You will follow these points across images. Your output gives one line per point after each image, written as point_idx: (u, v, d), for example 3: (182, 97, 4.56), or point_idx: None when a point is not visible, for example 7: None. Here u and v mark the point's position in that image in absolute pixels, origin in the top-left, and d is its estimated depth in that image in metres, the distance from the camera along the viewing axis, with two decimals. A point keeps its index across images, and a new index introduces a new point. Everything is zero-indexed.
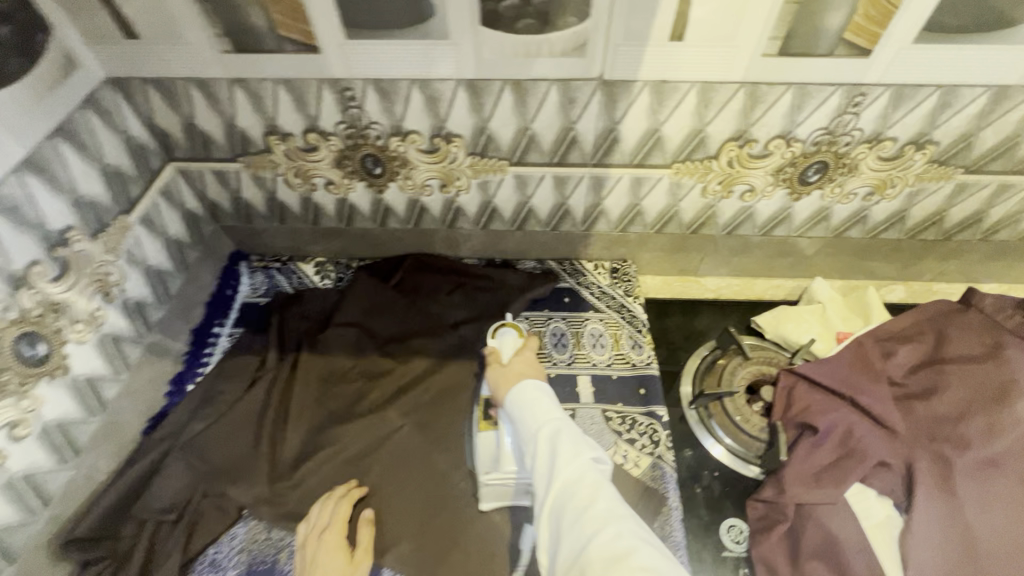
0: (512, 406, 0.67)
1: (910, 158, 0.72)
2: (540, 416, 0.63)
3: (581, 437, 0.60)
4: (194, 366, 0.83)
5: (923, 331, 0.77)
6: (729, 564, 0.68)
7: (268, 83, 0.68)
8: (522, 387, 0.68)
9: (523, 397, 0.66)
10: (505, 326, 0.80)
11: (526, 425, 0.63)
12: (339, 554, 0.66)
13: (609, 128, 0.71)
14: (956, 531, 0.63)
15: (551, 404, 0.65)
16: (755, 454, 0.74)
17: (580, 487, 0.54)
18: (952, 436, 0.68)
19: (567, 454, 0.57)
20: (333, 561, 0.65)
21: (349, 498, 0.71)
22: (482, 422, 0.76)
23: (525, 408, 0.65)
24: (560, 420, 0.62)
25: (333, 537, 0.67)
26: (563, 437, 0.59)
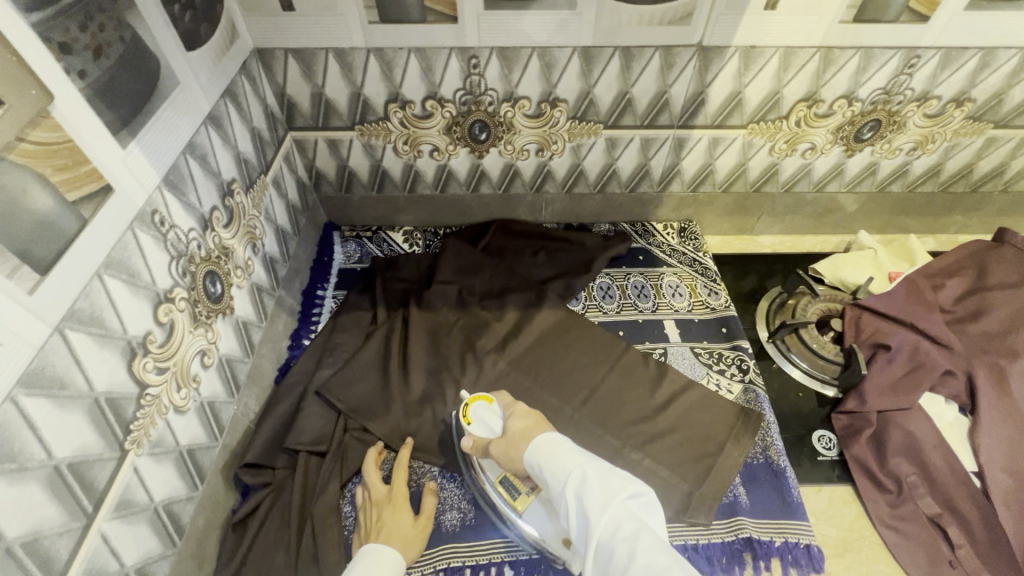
0: (528, 461, 0.61)
1: (950, 115, 0.84)
2: (559, 466, 0.57)
3: (608, 482, 0.54)
4: (308, 323, 0.90)
5: (964, 266, 0.89)
6: (823, 467, 0.78)
7: (402, 51, 0.75)
8: (535, 443, 0.61)
9: (537, 450, 0.60)
10: (470, 403, 0.73)
11: (547, 479, 0.58)
12: (404, 514, 0.68)
13: (698, 91, 0.81)
14: (1015, 424, 0.74)
15: (569, 451, 0.58)
16: (831, 375, 0.85)
17: (618, 544, 0.49)
18: (1003, 348, 0.79)
19: (596, 510, 0.52)
20: (400, 519, 0.68)
21: (403, 460, 0.74)
22: (517, 500, 0.67)
23: (543, 461, 0.59)
24: (583, 467, 0.56)
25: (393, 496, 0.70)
26: (589, 489, 0.54)
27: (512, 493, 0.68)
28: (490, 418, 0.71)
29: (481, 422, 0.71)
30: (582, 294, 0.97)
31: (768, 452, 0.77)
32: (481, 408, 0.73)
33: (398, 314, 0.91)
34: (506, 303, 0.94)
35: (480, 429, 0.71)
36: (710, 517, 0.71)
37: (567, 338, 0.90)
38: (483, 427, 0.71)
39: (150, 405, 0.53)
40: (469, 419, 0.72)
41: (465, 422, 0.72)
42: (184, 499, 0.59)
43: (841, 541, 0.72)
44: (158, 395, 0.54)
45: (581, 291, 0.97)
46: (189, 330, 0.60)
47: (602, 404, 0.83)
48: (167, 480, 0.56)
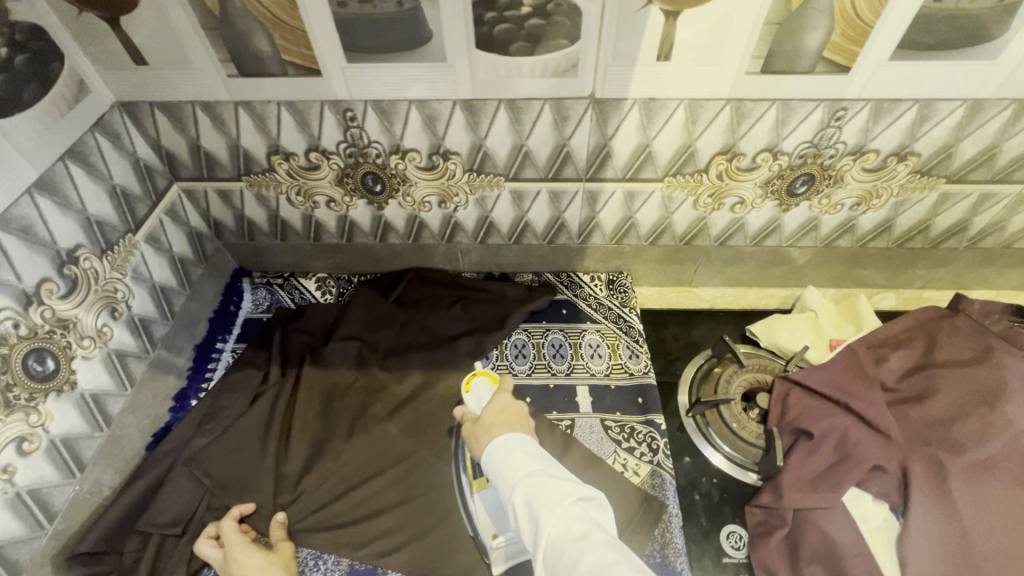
0: (486, 465, 0.59)
1: (893, 170, 0.75)
2: (511, 470, 0.56)
3: (557, 483, 0.52)
4: (198, 381, 0.84)
5: (913, 337, 0.80)
6: (729, 570, 0.69)
7: (271, 104, 0.70)
8: (493, 445, 0.60)
9: (494, 454, 0.59)
10: (476, 375, 0.72)
11: (500, 483, 0.56)
12: (254, 551, 0.66)
13: (601, 144, 0.73)
14: (953, 536, 0.63)
15: (525, 456, 0.57)
16: (753, 461, 0.76)
17: (567, 543, 0.47)
18: (946, 440, 0.69)
19: (546, 511, 0.50)
20: (250, 557, 0.65)
21: (230, 515, 0.70)
22: (473, 480, 0.71)
23: (497, 464, 0.57)
24: (534, 472, 0.54)
25: (248, 549, 0.66)
26: (539, 493, 0.52)
27: (474, 471, 0.71)
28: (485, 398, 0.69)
29: (476, 397, 0.69)
30: (493, 352, 0.89)
31: (666, 551, 0.69)
32: (483, 383, 0.71)
33: (292, 373, 0.85)
34: (408, 364, 0.87)
35: (470, 403, 0.70)
36: None
37: None
38: (474, 402, 0.69)
39: None
40: (469, 388, 0.70)
41: (465, 389, 0.71)
42: None
43: None
44: None
45: (493, 349, 0.89)
46: None
47: None
48: None
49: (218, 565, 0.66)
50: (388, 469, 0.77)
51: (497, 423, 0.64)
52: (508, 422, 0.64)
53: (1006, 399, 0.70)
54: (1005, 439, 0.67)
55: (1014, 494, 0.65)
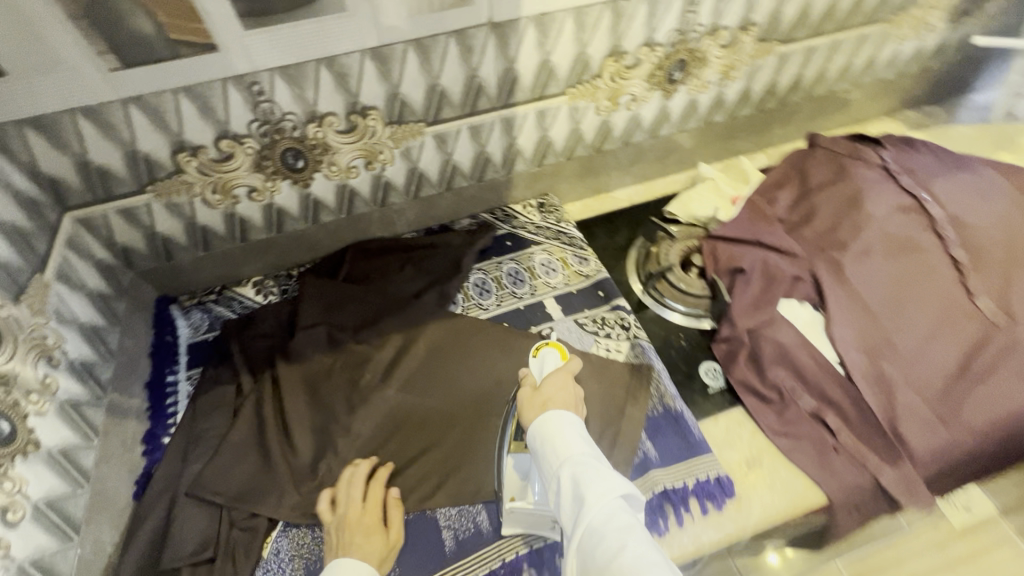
0: (534, 438, 0.63)
1: (741, 42, 0.89)
2: (561, 451, 0.59)
3: (606, 474, 0.56)
4: (163, 419, 0.78)
5: (790, 176, 0.97)
6: (715, 398, 0.81)
7: (167, 94, 0.65)
8: (547, 417, 0.63)
9: (544, 430, 0.62)
10: (549, 345, 0.76)
11: (547, 461, 0.60)
12: (375, 535, 0.67)
13: (507, 68, 0.78)
14: (857, 306, 0.82)
15: (576, 439, 0.60)
16: (704, 309, 0.89)
17: (607, 530, 0.51)
18: (834, 242, 0.87)
19: (594, 496, 0.54)
20: (370, 541, 0.66)
21: (376, 481, 0.72)
22: (513, 442, 0.73)
23: (547, 442, 0.61)
24: (585, 457, 0.58)
25: (364, 525, 0.67)
26: (588, 477, 0.56)
27: (517, 434, 0.73)
28: (547, 366, 0.73)
29: (544, 361, 0.73)
30: (459, 296, 0.92)
31: (665, 399, 0.79)
32: (552, 354, 0.75)
33: (265, 375, 0.82)
34: (382, 331, 0.87)
35: (535, 368, 0.74)
36: None
37: (454, 344, 0.86)
38: (537, 367, 0.73)
39: None
40: (536, 353, 0.75)
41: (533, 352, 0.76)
42: None
43: (745, 462, 0.76)
44: None
45: (458, 293, 0.92)
46: None
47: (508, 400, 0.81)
48: None
49: (330, 528, 0.68)
50: (404, 424, 0.79)
51: (554, 397, 0.66)
52: (566, 397, 0.67)
53: (864, 197, 0.89)
54: (872, 226, 0.86)
55: (889, 263, 0.84)
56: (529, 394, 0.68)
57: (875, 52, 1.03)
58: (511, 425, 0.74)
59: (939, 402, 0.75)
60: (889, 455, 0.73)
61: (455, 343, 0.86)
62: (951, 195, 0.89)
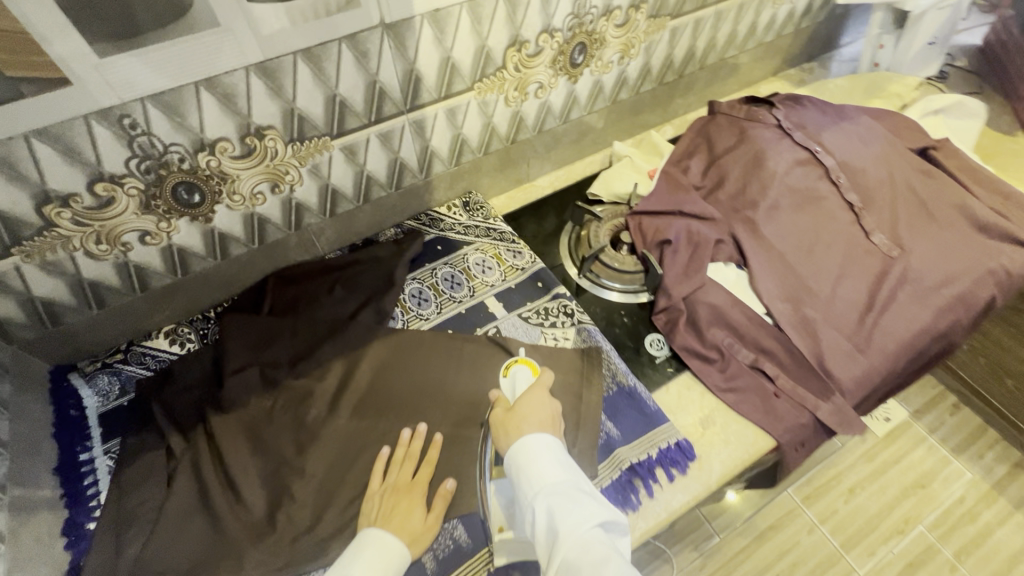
0: (510, 465, 0.64)
1: (635, 20, 0.91)
2: (537, 480, 0.61)
3: (582, 505, 0.58)
4: (84, 503, 0.69)
5: (698, 144, 1.01)
6: (663, 367, 0.84)
7: (17, 141, 0.57)
8: (524, 442, 0.64)
9: (520, 458, 0.63)
10: (519, 362, 0.80)
11: (523, 490, 0.62)
12: (416, 513, 0.68)
13: (409, 69, 0.75)
14: (775, 260, 0.87)
15: (553, 465, 0.62)
16: (640, 284, 0.91)
17: (583, 560, 0.53)
18: (747, 202, 0.92)
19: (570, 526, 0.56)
20: (411, 516, 0.68)
21: (429, 463, 0.73)
22: (494, 467, 0.73)
23: (523, 472, 0.62)
24: (562, 486, 0.60)
25: (410, 497, 0.69)
26: (563, 507, 0.58)
27: (496, 459, 0.73)
28: (517, 384, 0.77)
29: (516, 380, 0.78)
30: (397, 311, 0.89)
31: (618, 377, 0.81)
32: (523, 372, 0.79)
33: (198, 431, 0.75)
34: (321, 360, 0.82)
35: (509, 385, 0.78)
36: (595, 466, 0.72)
37: (401, 360, 0.83)
38: (509, 386, 0.78)
39: None
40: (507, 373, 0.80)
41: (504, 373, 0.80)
42: None
43: (699, 423, 0.79)
44: None
45: (395, 308, 0.89)
46: None
47: (467, 405, 0.79)
48: None
49: (373, 500, 0.70)
50: (363, 451, 0.75)
51: (529, 416, 0.68)
52: (541, 416, 0.68)
53: (766, 157, 0.95)
54: (777, 183, 0.92)
55: (795, 216, 0.90)
56: (502, 415, 0.70)
57: (755, 17, 1.10)
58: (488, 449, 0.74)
59: (856, 335, 0.82)
60: (822, 390, 0.79)
61: (401, 360, 0.83)
62: (838, 143, 0.97)
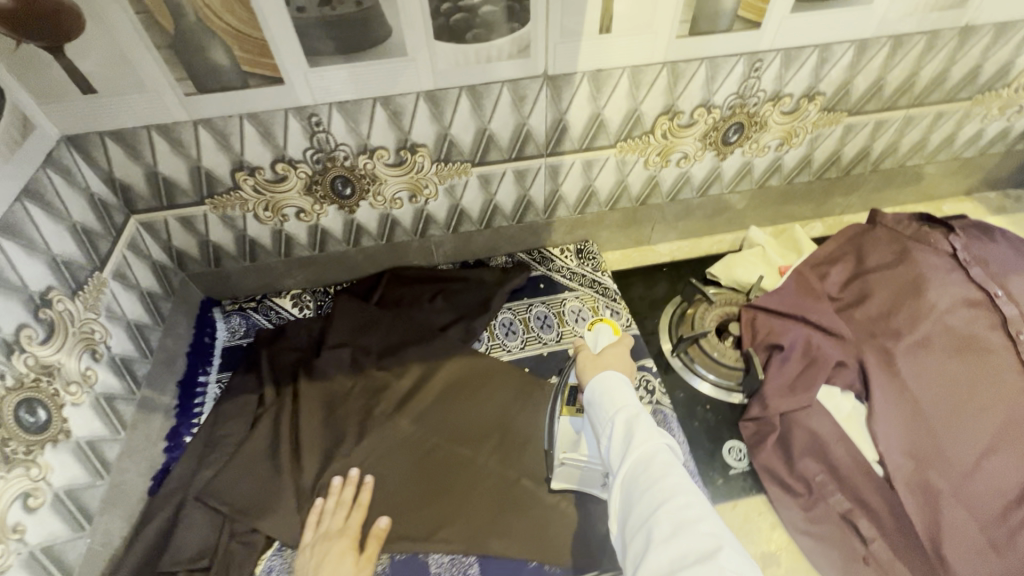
0: (591, 392, 0.69)
1: (806, 110, 0.86)
2: (615, 402, 0.64)
3: (655, 423, 0.61)
4: (188, 418, 0.81)
5: (846, 251, 0.91)
6: (737, 481, 0.76)
7: (233, 118, 0.70)
8: (603, 375, 0.69)
9: (601, 387, 0.67)
10: (603, 322, 0.83)
11: (602, 411, 0.65)
12: (347, 558, 0.67)
13: (557, 118, 0.79)
14: (907, 405, 0.75)
15: (628, 393, 0.65)
16: (736, 382, 0.84)
17: (651, 462, 0.56)
18: (888, 330, 0.81)
19: (643, 436, 0.59)
20: (342, 563, 0.66)
21: (362, 507, 0.72)
22: (564, 407, 0.77)
23: (604, 393, 0.66)
24: (637, 407, 0.63)
25: (339, 543, 0.68)
26: (638, 423, 0.60)
27: (568, 400, 0.78)
28: (601, 338, 0.80)
29: (598, 336, 0.81)
30: (484, 335, 0.92)
31: None
32: (606, 330, 0.82)
33: (288, 390, 0.84)
34: (405, 360, 0.88)
35: (590, 339, 0.81)
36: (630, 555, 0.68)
37: (475, 383, 0.86)
38: (593, 340, 0.81)
39: None
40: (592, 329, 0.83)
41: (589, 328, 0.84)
42: None
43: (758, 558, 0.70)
44: None
45: (483, 331, 0.92)
46: None
47: (518, 446, 0.79)
48: None
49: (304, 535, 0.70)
50: (413, 457, 0.78)
51: (613, 361, 0.73)
52: (622, 366, 0.73)
53: (927, 287, 0.83)
54: (932, 319, 0.80)
55: (948, 362, 0.77)
56: (587, 357, 0.75)
57: (955, 129, 0.97)
58: (562, 392, 0.79)
59: (993, 526, 0.67)
60: None
61: (473, 383, 0.86)
62: None
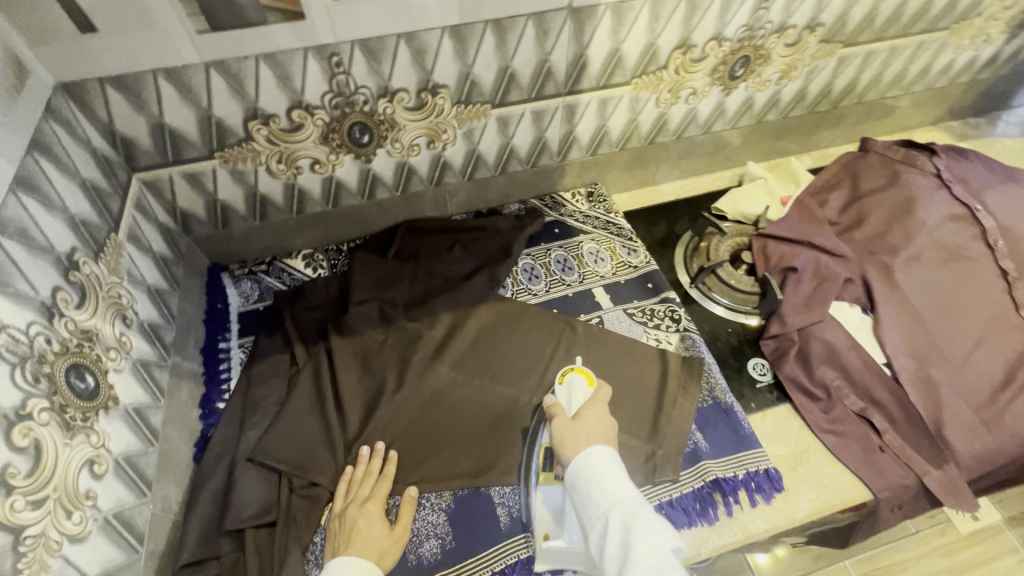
0: (574, 474, 0.62)
1: (806, 41, 0.90)
2: (607, 494, 0.59)
3: (655, 521, 0.55)
4: (217, 384, 0.79)
5: (842, 178, 0.98)
6: (763, 393, 0.83)
7: (249, 60, 0.65)
8: (589, 453, 0.62)
9: (587, 472, 0.61)
10: (576, 371, 0.76)
11: (591, 503, 0.59)
12: (379, 526, 0.66)
13: (578, 54, 0.78)
14: (907, 312, 0.83)
15: (621, 482, 0.60)
16: (752, 307, 0.90)
17: None
18: (885, 247, 0.88)
19: (645, 541, 0.53)
20: (375, 532, 0.65)
21: (387, 478, 0.70)
22: (541, 473, 0.72)
23: (593, 481, 0.60)
24: (634, 502, 0.57)
25: (368, 514, 0.66)
26: (638, 525, 0.55)
27: (545, 464, 0.72)
28: (574, 393, 0.73)
29: (570, 390, 0.74)
30: (508, 281, 0.93)
31: (715, 393, 0.80)
32: (579, 381, 0.75)
33: (319, 347, 0.82)
34: (434, 309, 0.88)
35: (564, 395, 0.74)
36: (678, 471, 0.72)
37: (506, 327, 0.87)
38: (565, 395, 0.74)
39: (33, 548, 0.43)
40: (563, 381, 0.76)
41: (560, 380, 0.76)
42: (126, 566, 0.54)
43: (791, 456, 0.77)
44: (43, 531, 0.45)
45: (507, 277, 0.93)
46: (63, 443, 0.49)
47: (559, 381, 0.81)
48: (100, 551, 0.51)
49: (335, 511, 0.68)
50: (456, 400, 0.79)
51: (595, 431, 0.66)
52: (605, 431, 0.66)
53: (918, 205, 0.90)
54: (924, 234, 0.88)
55: (939, 271, 0.85)
56: (564, 423, 0.68)
57: (932, 59, 1.04)
58: (537, 454, 0.74)
59: (985, 409, 0.76)
60: (935, 457, 0.74)
61: (505, 326, 0.87)
62: (1004, 206, 0.90)
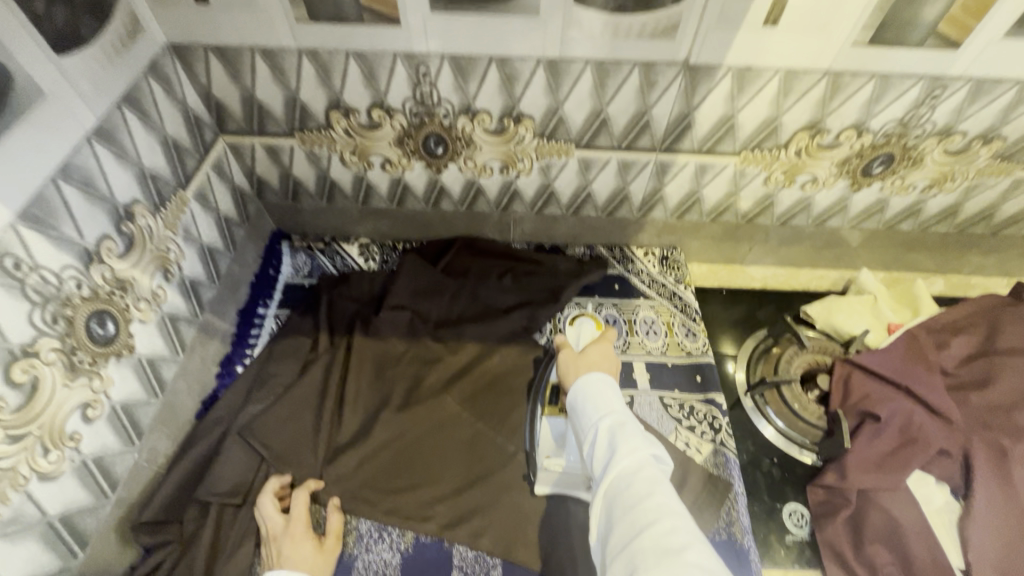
0: (571, 394, 0.57)
1: (975, 153, 0.74)
2: (598, 405, 0.54)
3: (645, 431, 0.51)
4: (242, 347, 0.81)
5: (976, 323, 0.80)
6: (790, 547, 0.71)
7: (340, 54, 0.65)
8: (587, 377, 0.57)
9: (582, 388, 0.56)
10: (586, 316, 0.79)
11: (583, 413, 0.55)
12: (307, 543, 0.63)
13: (684, 114, 0.70)
14: (1014, 515, 0.65)
15: (613, 394, 0.55)
16: (812, 441, 0.77)
17: (637, 480, 0.47)
18: (1009, 425, 0.70)
19: (629, 445, 0.49)
20: (302, 551, 0.63)
21: (307, 490, 0.68)
22: (547, 405, 0.72)
23: (585, 392, 0.55)
24: (625, 412, 0.52)
25: (291, 533, 0.64)
26: (625, 431, 0.51)
27: (551, 397, 0.73)
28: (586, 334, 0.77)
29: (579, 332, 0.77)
30: (547, 326, 0.86)
31: (733, 528, 0.68)
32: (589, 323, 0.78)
33: (341, 341, 0.81)
34: (461, 335, 0.83)
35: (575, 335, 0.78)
36: None
37: (526, 376, 0.80)
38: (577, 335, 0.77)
39: None
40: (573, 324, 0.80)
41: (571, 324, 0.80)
42: (87, 510, 0.57)
43: None
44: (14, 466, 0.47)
45: (547, 323, 0.86)
46: (63, 384, 0.52)
47: None
48: (67, 490, 0.54)
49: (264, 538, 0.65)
50: (450, 437, 0.75)
51: (597, 360, 0.61)
52: (609, 367, 0.61)
53: None
54: None
55: None
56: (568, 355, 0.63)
57: None
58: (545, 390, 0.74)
59: None
60: None
61: (526, 375, 0.80)
62: None
